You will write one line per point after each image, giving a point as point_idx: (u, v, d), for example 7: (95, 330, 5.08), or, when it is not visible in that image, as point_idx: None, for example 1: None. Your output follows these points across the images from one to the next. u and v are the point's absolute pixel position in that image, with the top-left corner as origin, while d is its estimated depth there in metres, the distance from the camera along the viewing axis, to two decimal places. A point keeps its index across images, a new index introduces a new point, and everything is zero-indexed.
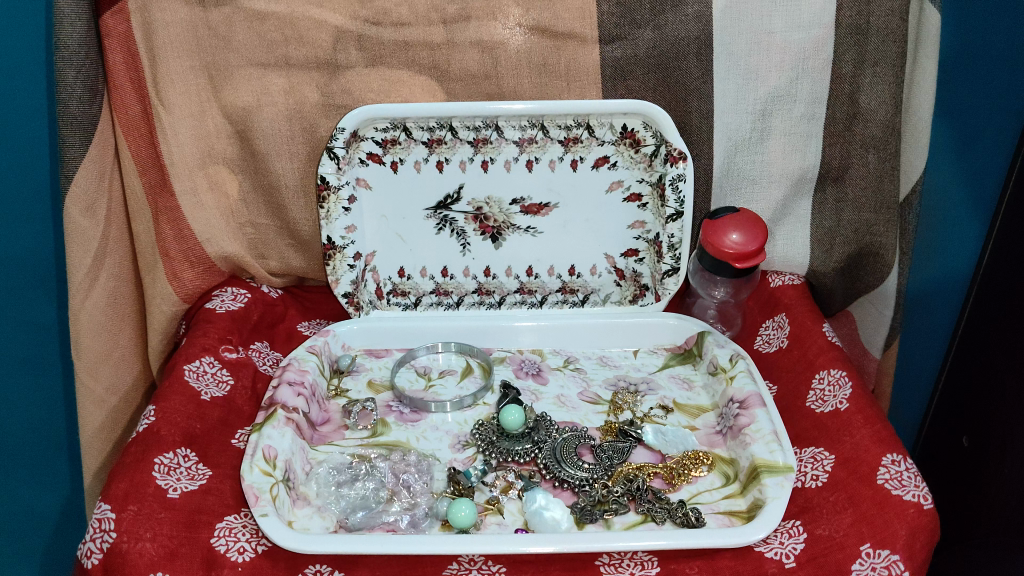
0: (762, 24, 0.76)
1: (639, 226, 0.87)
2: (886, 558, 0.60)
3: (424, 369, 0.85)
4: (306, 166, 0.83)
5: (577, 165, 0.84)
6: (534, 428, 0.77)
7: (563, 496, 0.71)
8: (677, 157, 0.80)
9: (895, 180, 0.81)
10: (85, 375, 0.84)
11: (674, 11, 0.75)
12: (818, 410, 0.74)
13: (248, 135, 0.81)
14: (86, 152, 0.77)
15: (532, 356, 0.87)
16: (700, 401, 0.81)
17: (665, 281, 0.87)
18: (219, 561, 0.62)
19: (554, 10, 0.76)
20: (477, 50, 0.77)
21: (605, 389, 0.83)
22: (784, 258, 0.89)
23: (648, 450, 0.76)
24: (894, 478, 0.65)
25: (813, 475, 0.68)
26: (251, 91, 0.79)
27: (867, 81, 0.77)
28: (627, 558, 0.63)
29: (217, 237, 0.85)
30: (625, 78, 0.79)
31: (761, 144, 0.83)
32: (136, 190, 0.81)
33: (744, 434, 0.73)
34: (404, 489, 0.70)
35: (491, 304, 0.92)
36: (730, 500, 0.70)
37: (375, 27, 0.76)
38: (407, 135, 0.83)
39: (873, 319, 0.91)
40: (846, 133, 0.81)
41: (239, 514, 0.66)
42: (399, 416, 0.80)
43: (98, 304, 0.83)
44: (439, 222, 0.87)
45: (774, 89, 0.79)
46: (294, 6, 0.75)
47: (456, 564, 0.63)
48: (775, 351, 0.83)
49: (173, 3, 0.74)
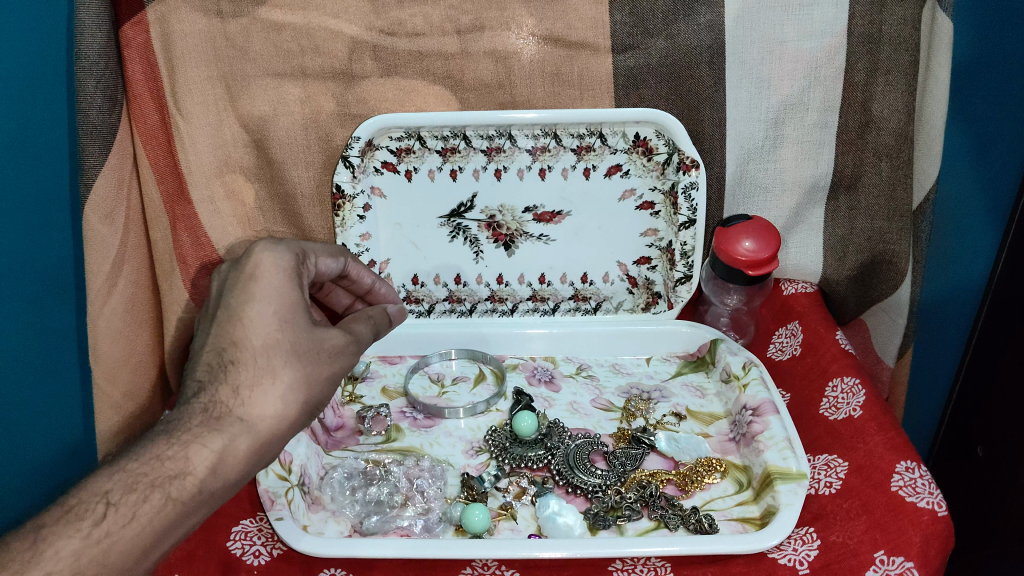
0: (774, 33, 0.76)
1: (651, 233, 0.88)
2: (900, 565, 0.60)
3: (437, 376, 0.86)
4: (321, 175, 0.84)
5: (590, 173, 0.85)
6: (546, 434, 0.77)
7: (575, 503, 0.72)
8: (690, 165, 0.81)
9: (909, 188, 0.81)
10: (103, 380, 0.85)
11: (687, 21, 0.76)
12: (831, 418, 0.74)
13: (264, 144, 0.82)
14: (105, 161, 0.78)
15: (544, 363, 0.88)
16: (713, 408, 0.82)
17: (677, 289, 0.87)
18: (236, 563, 0.63)
19: (567, 21, 0.76)
20: (491, 60, 0.78)
21: (618, 396, 0.83)
22: (797, 267, 0.90)
23: (661, 456, 0.77)
24: (909, 485, 0.65)
25: (827, 481, 0.68)
26: (267, 101, 0.80)
27: (880, 89, 0.77)
28: (640, 564, 0.63)
29: (234, 244, 0.87)
30: (638, 86, 0.79)
31: (773, 153, 0.83)
32: (154, 198, 0.82)
33: (756, 440, 0.73)
34: (418, 494, 0.71)
35: (503, 312, 0.92)
36: (743, 507, 0.70)
37: (390, 38, 0.77)
38: (421, 144, 0.84)
39: (887, 327, 0.91)
40: (858, 142, 0.81)
41: (255, 518, 0.68)
42: (413, 422, 0.81)
43: (117, 310, 0.84)
44: (452, 231, 0.88)
45: (786, 97, 0.79)
46: (311, 17, 0.76)
47: (469, 568, 0.63)
48: (788, 359, 0.84)
49: (192, 15, 0.75)
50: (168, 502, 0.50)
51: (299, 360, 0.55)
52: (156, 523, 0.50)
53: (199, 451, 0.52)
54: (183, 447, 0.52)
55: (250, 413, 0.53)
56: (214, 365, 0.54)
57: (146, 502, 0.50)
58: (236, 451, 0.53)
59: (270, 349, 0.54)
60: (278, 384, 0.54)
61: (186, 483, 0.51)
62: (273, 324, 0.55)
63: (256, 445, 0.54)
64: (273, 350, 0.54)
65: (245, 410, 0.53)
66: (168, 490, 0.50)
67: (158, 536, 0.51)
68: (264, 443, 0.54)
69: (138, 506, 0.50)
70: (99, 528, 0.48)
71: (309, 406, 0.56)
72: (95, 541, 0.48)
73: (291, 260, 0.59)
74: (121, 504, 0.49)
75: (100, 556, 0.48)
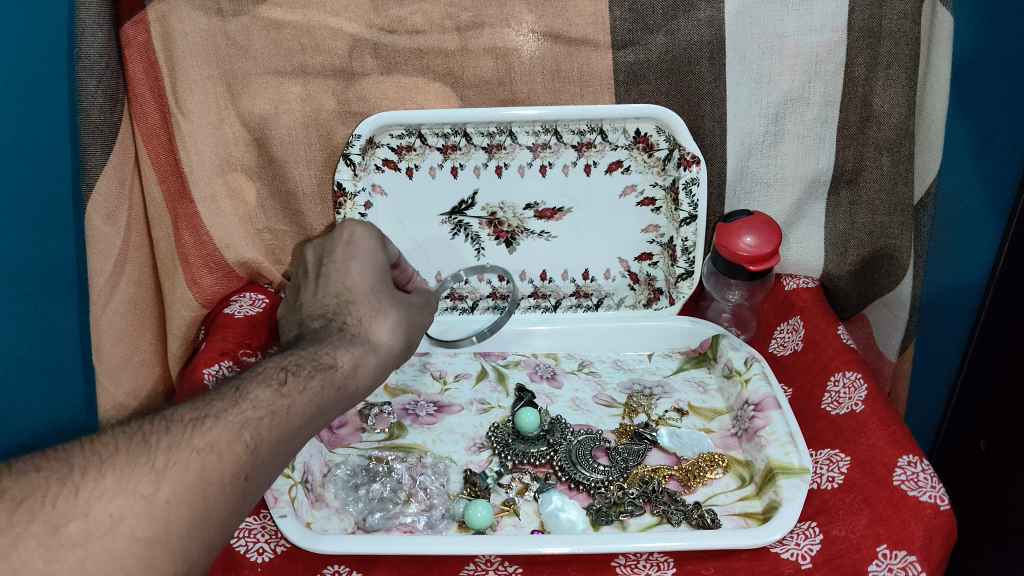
0: (774, 28, 0.76)
1: (652, 229, 0.88)
2: (903, 559, 0.60)
3: (439, 373, 0.86)
4: (322, 173, 0.84)
5: (591, 169, 0.85)
6: (549, 430, 0.77)
7: (578, 498, 0.72)
8: (690, 161, 0.81)
9: (910, 181, 0.81)
10: (106, 378, 0.87)
11: (687, 16, 0.75)
12: (833, 412, 0.74)
13: (265, 142, 0.82)
14: (107, 160, 0.78)
15: (546, 360, 0.88)
16: (715, 404, 0.82)
17: (679, 285, 0.87)
18: (240, 562, 0.64)
19: (567, 17, 0.76)
20: (491, 57, 0.78)
21: (620, 391, 0.84)
22: (798, 261, 0.89)
23: (663, 452, 0.77)
24: (911, 479, 0.65)
25: (829, 476, 0.69)
26: (268, 99, 0.80)
27: (880, 83, 0.77)
28: (643, 559, 0.63)
29: (236, 244, 0.86)
30: (638, 82, 0.79)
31: (773, 148, 0.83)
32: (156, 198, 0.83)
33: (759, 436, 0.73)
34: (421, 491, 0.71)
35: (505, 308, 0.93)
36: (745, 502, 0.70)
37: (390, 36, 0.77)
38: (421, 142, 0.84)
39: (889, 321, 0.91)
40: (858, 137, 0.81)
41: (258, 516, 0.67)
42: (415, 419, 0.80)
43: (119, 310, 0.84)
44: (454, 228, 0.88)
45: (787, 92, 0.79)
46: (311, 15, 0.76)
47: (473, 564, 0.63)
48: (790, 354, 0.84)
49: (192, 13, 0.75)
50: (328, 386, 0.55)
51: (400, 305, 0.64)
52: (318, 403, 0.54)
53: (346, 352, 0.58)
54: (332, 348, 0.58)
55: (376, 336, 0.61)
56: (331, 304, 0.63)
57: (315, 380, 0.54)
58: (371, 362, 0.59)
59: (377, 291, 0.64)
60: (390, 319, 0.62)
61: (338, 373, 0.56)
62: (375, 275, 0.65)
63: (379, 365, 0.60)
64: (379, 292, 0.64)
65: (370, 334, 0.61)
66: (328, 377, 0.55)
67: (316, 416, 0.54)
68: (382, 365, 0.61)
69: (308, 381, 0.54)
70: (284, 388, 0.52)
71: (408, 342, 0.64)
72: (283, 397, 0.52)
73: (379, 233, 0.68)
74: (298, 374, 0.54)
75: (284, 412, 0.51)
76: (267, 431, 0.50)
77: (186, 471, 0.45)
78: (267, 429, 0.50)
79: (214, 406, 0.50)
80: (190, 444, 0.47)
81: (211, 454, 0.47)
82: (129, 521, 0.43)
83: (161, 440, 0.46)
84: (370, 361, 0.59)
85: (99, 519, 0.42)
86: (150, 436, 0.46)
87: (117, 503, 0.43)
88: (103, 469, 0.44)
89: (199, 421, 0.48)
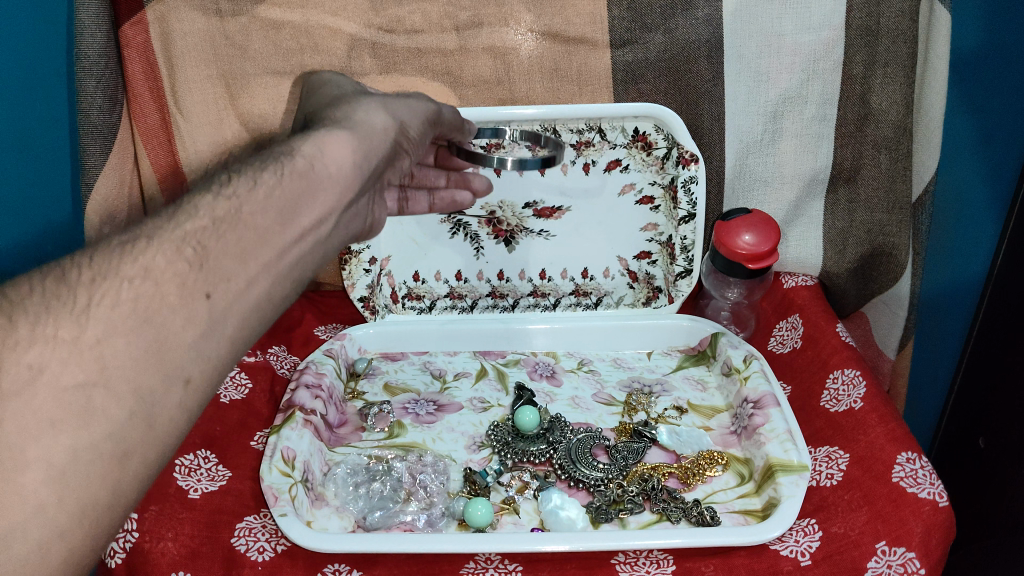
0: (773, 26, 0.76)
1: (651, 228, 0.88)
2: (902, 556, 0.61)
3: (438, 372, 0.86)
4: None
5: (589, 168, 0.85)
6: (549, 428, 0.77)
7: (578, 495, 0.72)
8: (689, 159, 0.81)
9: (907, 180, 0.81)
10: None
11: (686, 15, 0.75)
12: (832, 410, 0.75)
13: (264, 142, 0.82)
14: (106, 160, 0.79)
15: (545, 358, 0.88)
16: (714, 402, 0.82)
17: (678, 283, 0.88)
18: (239, 561, 0.63)
19: (565, 17, 0.76)
20: (490, 56, 0.78)
21: (619, 390, 0.84)
22: (798, 259, 0.90)
23: (662, 450, 0.77)
24: (910, 477, 0.65)
25: (827, 473, 0.69)
26: (267, 98, 0.79)
27: (878, 81, 0.77)
28: (644, 556, 0.63)
29: None
30: (637, 81, 0.79)
31: (772, 145, 0.83)
32: (155, 197, 0.84)
33: (757, 434, 0.73)
34: (420, 489, 0.71)
35: (504, 307, 0.93)
36: (744, 499, 0.70)
37: (388, 35, 0.77)
38: None
39: (888, 319, 0.92)
40: (856, 135, 0.80)
41: (259, 515, 0.68)
42: (415, 417, 0.80)
43: None
44: (453, 227, 0.88)
45: (785, 91, 0.79)
46: (309, 15, 0.75)
47: (473, 563, 0.64)
48: (789, 351, 0.84)
49: (191, 13, 0.75)
50: (287, 174, 0.47)
51: (371, 101, 0.57)
52: (281, 195, 0.47)
53: (303, 141, 0.50)
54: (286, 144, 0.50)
55: (345, 125, 0.54)
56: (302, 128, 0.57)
57: (266, 171, 0.47)
58: (340, 140, 0.51)
59: (342, 102, 0.58)
60: (360, 109, 0.56)
61: (298, 162, 0.48)
62: (337, 94, 0.60)
63: (358, 147, 0.52)
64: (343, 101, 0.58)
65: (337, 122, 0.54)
66: (282, 165, 0.48)
67: (286, 210, 0.47)
68: (362, 151, 0.53)
69: (257, 176, 0.47)
70: (227, 189, 0.46)
71: (396, 122, 0.57)
72: (226, 199, 0.45)
73: (342, 76, 0.67)
74: (244, 174, 0.47)
75: (231, 214, 0.45)
76: (213, 241, 0.43)
77: (116, 304, 0.40)
78: (213, 239, 0.44)
79: (146, 227, 0.43)
80: (118, 272, 0.40)
81: (146, 282, 0.41)
82: (51, 372, 0.37)
83: (82, 274, 0.40)
84: (338, 140, 0.51)
85: (16, 372, 0.37)
86: (69, 270, 0.41)
87: (35, 352, 0.38)
88: (14, 316, 0.38)
89: (129, 245, 0.42)
